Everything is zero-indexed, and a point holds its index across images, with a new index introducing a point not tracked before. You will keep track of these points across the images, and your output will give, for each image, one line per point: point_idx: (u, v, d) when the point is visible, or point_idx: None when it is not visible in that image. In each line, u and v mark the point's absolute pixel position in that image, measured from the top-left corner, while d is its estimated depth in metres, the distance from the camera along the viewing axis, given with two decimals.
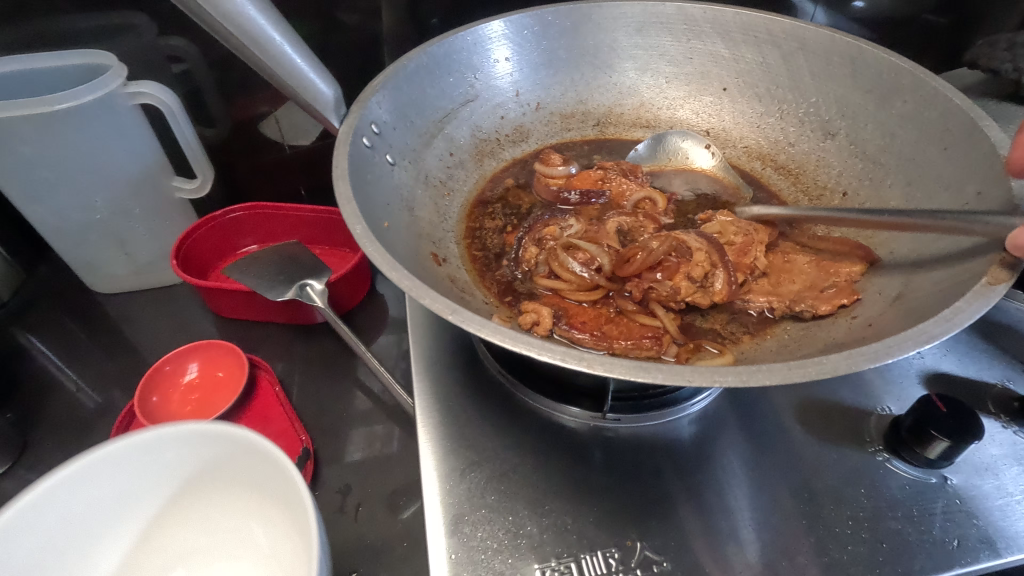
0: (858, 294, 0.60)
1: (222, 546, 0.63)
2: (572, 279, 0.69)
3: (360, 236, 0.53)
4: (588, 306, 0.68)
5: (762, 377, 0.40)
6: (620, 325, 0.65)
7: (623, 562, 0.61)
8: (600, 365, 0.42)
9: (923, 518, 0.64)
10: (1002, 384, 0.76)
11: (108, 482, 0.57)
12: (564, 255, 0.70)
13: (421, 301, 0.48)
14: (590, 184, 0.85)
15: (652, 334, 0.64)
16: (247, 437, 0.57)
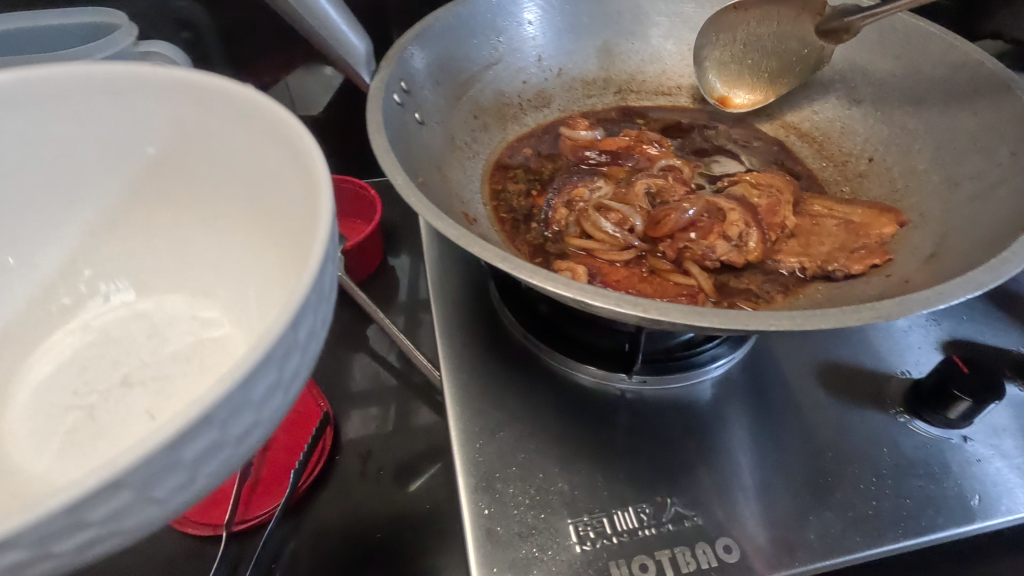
0: (890, 254, 0.61)
1: (212, 218, 0.52)
2: (606, 239, 0.69)
3: (402, 186, 0.53)
4: (620, 266, 0.68)
5: (814, 322, 0.41)
6: (653, 284, 0.65)
7: (654, 517, 0.62)
8: (655, 309, 0.42)
9: (945, 476, 0.66)
10: (1019, 350, 0.78)
11: (88, 114, 0.48)
12: (597, 216, 0.70)
13: (469, 248, 0.47)
14: (616, 148, 0.85)
15: (687, 294, 0.63)
16: (251, 109, 0.45)
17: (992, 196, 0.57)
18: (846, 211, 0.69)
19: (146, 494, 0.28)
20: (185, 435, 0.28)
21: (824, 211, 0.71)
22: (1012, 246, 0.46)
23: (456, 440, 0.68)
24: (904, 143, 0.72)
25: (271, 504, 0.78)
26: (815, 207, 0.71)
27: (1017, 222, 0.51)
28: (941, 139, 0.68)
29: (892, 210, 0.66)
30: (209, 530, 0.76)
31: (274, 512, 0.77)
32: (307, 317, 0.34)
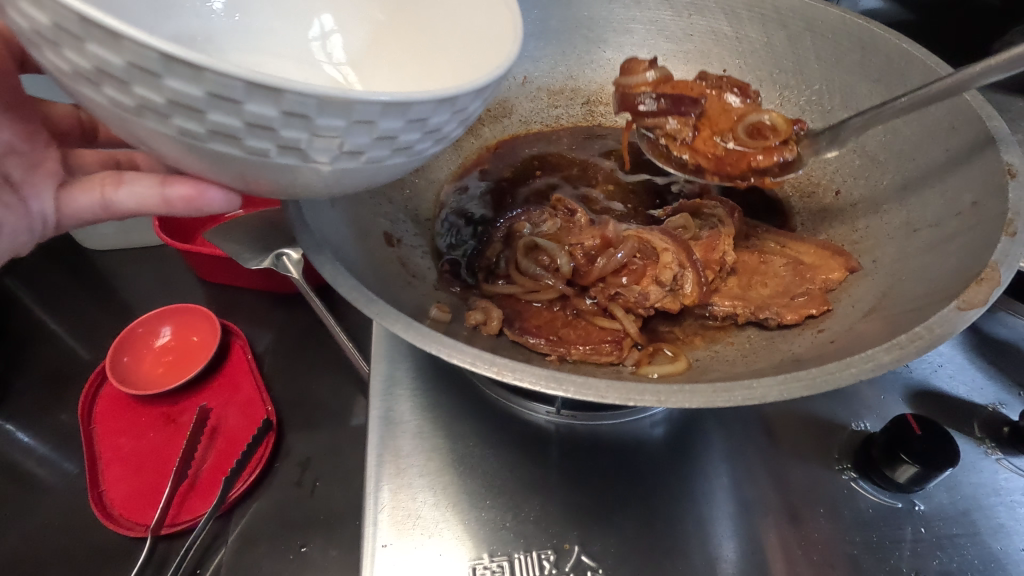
0: (829, 304, 0.60)
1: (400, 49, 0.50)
2: (530, 284, 0.68)
3: (300, 232, 0.54)
4: (544, 308, 0.67)
5: (682, 399, 0.40)
6: (577, 329, 0.65)
7: (556, 566, 0.60)
8: (509, 373, 0.42)
9: (882, 545, 0.61)
10: (994, 407, 0.71)
11: None
12: (526, 259, 0.70)
13: (351, 294, 0.48)
14: (685, 90, 0.78)
15: (611, 339, 0.63)
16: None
17: (947, 248, 0.56)
18: (798, 250, 0.68)
19: (351, 130, 0.34)
20: (400, 105, 0.32)
21: (777, 248, 0.70)
22: (932, 320, 0.45)
23: (373, 463, 0.66)
24: (873, 176, 0.72)
25: (200, 510, 0.79)
26: (769, 244, 0.71)
27: (962, 277, 0.50)
28: (910, 176, 0.67)
29: (844, 254, 0.65)
30: (141, 531, 0.79)
31: (200, 519, 0.78)
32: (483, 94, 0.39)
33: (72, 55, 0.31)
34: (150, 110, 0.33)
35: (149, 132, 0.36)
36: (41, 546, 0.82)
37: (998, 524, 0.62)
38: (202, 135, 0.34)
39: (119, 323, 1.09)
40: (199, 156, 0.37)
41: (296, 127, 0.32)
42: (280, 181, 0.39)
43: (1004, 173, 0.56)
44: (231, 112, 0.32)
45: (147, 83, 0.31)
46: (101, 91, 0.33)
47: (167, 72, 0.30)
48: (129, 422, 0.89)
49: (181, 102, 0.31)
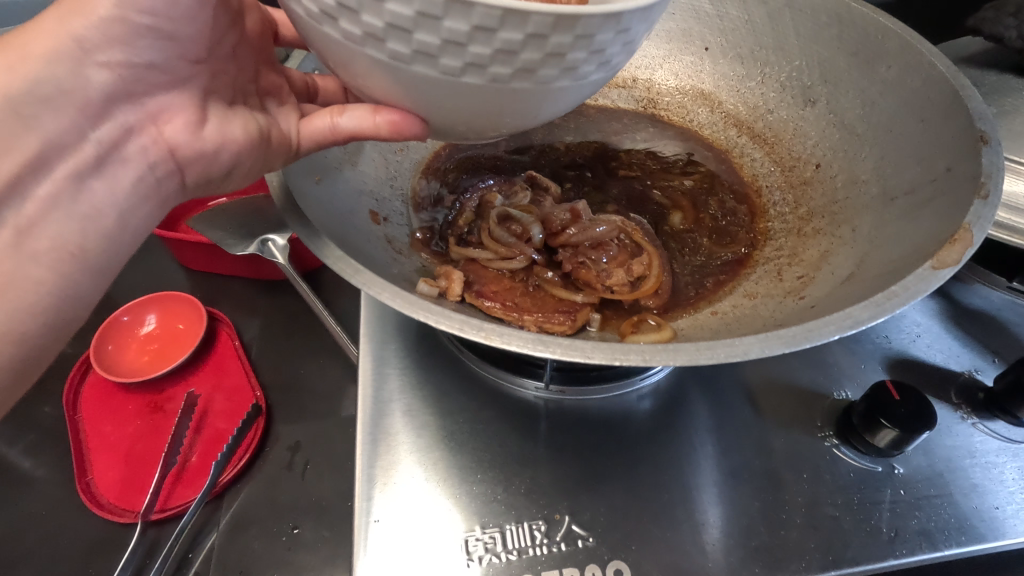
0: None
1: None
2: (498, 249, 0.71)
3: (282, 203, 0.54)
4: (506, 276, 0.68)
5: (666, 357, 0.41)
6: (535, 299, 0.66)
7: (547, 535, 0.61)
8: (497, 337, 0.43)
9: (864, 508, 0.62)
10: (970, 373, 0.73)
11: None
12: (498, 228, 0.72)
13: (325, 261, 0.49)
14: None
15: (565, 311, 0.64)
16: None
17: (921, 215, 0.57)
18: None
19: (527, 45, 0.35)
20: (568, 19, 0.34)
21: None
22: (907, 279, 0.46)
23: (364, 440, 0.66)
24: (852, 148, 0.74)
25: (190, 495, 0.79)
26: None
27: (936, 239, 0.51)
28: (886, 149, 0.68)
29: None
30: (129, 517, 0.78)
31: (190, 504, 0.78)
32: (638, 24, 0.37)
33: (346, 25, 0.37)
34: (402, 61, 0.38)
35: (382, 71, 0.40)
36: (24, 537, 0.81)
37: (974, 484, 0.64)
38: (457, 69, 0.38)
39: (100, 314, 1.07)
40: (395, 78, 0.40)
41: (534, 50, 0.36)
42: (463, 104, 0.42)
43: (976, 140, 0.57)
44: (486, 41, 0.35)
45: (428, 28, 0.34)
46: (385, 49, 0.37)
47: (449, 15, 0.33)
48: (115, 411, 0.89)
49: (453, 42, 0.35)
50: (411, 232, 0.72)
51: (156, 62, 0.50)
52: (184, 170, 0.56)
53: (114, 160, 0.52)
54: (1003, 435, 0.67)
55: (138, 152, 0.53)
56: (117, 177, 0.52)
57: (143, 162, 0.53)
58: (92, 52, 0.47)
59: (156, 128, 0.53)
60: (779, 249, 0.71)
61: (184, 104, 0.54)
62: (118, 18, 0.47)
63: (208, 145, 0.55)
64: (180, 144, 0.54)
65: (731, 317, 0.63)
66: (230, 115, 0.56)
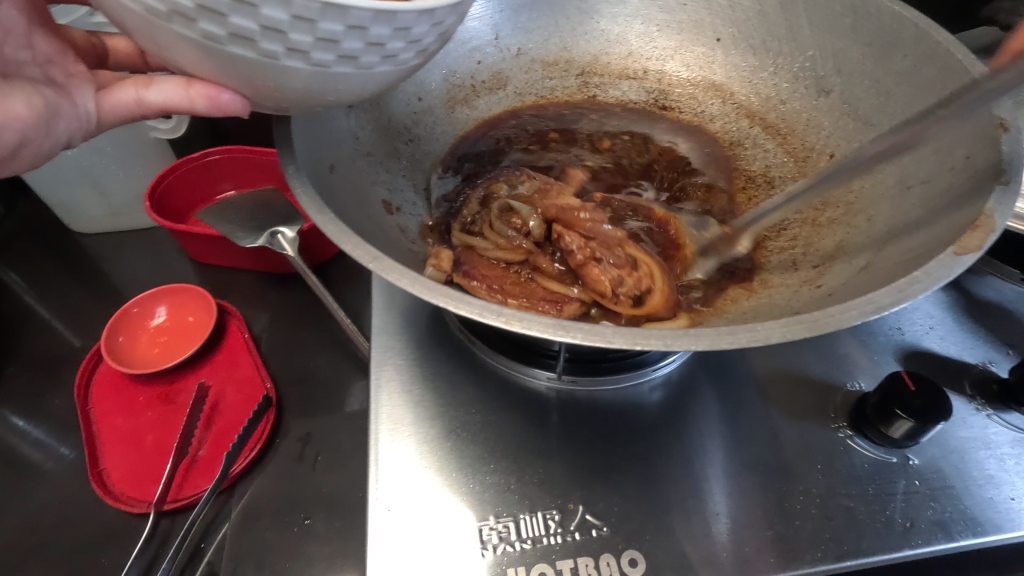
0: None
1: None
2: (498, 240, 0.71)
3: (299, 190, 0.53)
4: (502, 267, 0.69)
5: (688, 342, 0.41)
6: (527, 289, 0.67)
7: (561, 525, 0.61)
8: (517, 322, 0.42)
9: (878, 498, 0.62)
10: (984, 365, 0.72)
11: None
12: (501, 220, 0.72)
13: (342, 246, 0.49)
14: None
15: (555, 302, 0.65)
16: None
17: (941, 202, 0.57)
18: None
19: (346, 34, 0.41)
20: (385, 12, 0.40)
21: None
22: (929, 265, 0.46)
23: (375, 430, 0.67)
24: (867, 138, 0.74)
25: (202, 485, 0.80)
26: None
27: (956, 226, 0.51)
28: None
29: None
30: (142, 507, 0.79)
31: (202, 494, 0.78)
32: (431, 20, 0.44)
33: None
34: (215, 41, 0.41)
35: (201, 52, 0.43)
36: (38, 526, 0.82)
37: (988, 475, 0.63)
38: (277, 54, 0.41)
39: (110, 306, 1.07)
40: (213, 59, 0.43)
41: (354, 39, 0.41)
42: (287, 87, 0.46)
43: (995, 126, 0.57)
44: (306, 30, 0.40)
45: (244, 14, 0.38)
46: (196, 29, 0.40)
47: (266, 4, 0.37)
48: (126, 402, 0.89)
49: (271, 28, 0.39)
50: (423, 219, 0.73)
51: None
52: None
53: None
54: (1018, 427, 0.67)
55: None
56: None
57: None
58: None
59: None
60: (793, 239, 0.71)
61: None
62: None
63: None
64: None
65: (747, 306, 0.63)
66: (7, 88, 0.54)
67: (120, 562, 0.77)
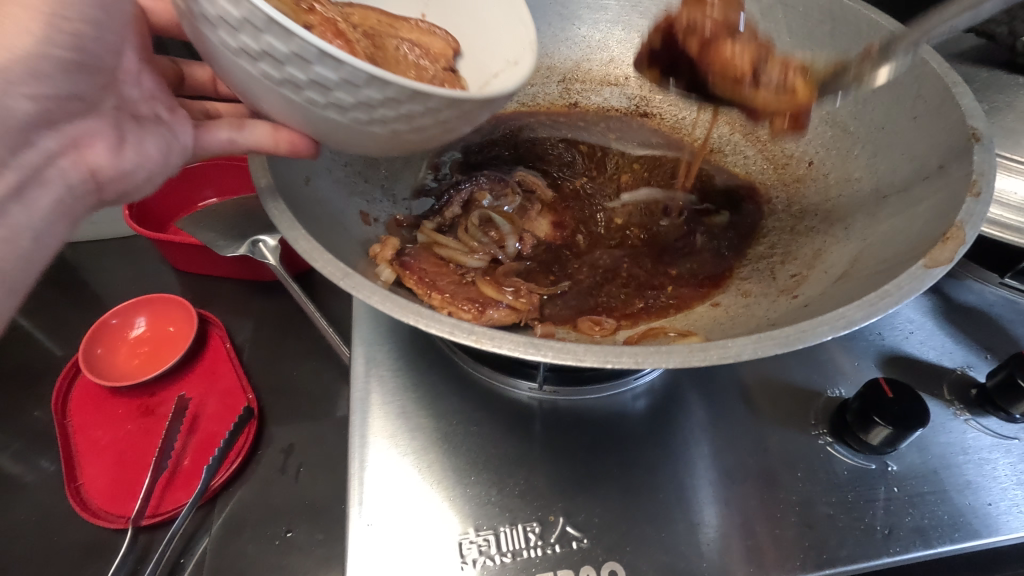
0: None
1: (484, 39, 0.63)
2: (463, 244, 0.72)
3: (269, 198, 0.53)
4: (450, 266, 0.69)
5: (659, 360, 0.41)
6: (462, 288, 0.66)
7: (542, 537, 0.60)
8: (488, 340, 0.42)
9: (858, 505, 0.62)
10: (963, 370, 0.73)
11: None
12: (475, 229, 0.74)
13: (313, 263, 0.48)
14: None
15: (479, 301, 0.64)
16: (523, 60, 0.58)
17: (915, 212, 0.57)
18: None
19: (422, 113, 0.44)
20: (460, 100, 0.44)
21: None
22: (900, 278, 0.46)
23: (354, 444, 0.66)
24: (845, 146, 0.74)
25: (182, 499, 0.79)
26: None
27: (928, 238, 0.51)
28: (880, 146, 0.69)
29: None
30: (121, 523, 0.77)
31: (182, 509, 0.77)
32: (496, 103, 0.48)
33: (265, 67, 0.40)
34: (314, 105, 0.43)
35: (293, 108, 0.44)
36: (14, 543, 0.80)
37: (967, 481, 0.64)
38: (364, 121, 0.44)
39: (90, 316, 1.06)
40: (299, 115, 0.45)
41: (427, 117, 0.45)
42: (356, 143, 0.48)
43: (968, 136, 0.57)
44: (393, 107, 0.43)
45: (346, 90, 0.40)
46: (302, 95, 0.42)
47: (367, 85, 0.40)
48: (105, 415, 0.88)
49: (364, 102, 0.42)
50: (391, 215, 0.73)
51: (79, 91, 0.48)
52: (100, 187, 0.54)
53: (34, 184, 0.48)
54: (996, 432, 0.67)
55: (58, 175, 0.50)
56: (35, 200, 0.49)
57: (62, 185, 0.50)
58: (15, 85, 0.43)
59: (76, 150, 0.50)
60: (772, 248, 0.72)
61: (104, 128, 0.52)
62: (38, 54, 0.43)
63: (128, 165, 0.54)
64: (102, 166, 0.52)
65: (727, 317, 0.64)
66: (136, 131, 0.54)
67: None
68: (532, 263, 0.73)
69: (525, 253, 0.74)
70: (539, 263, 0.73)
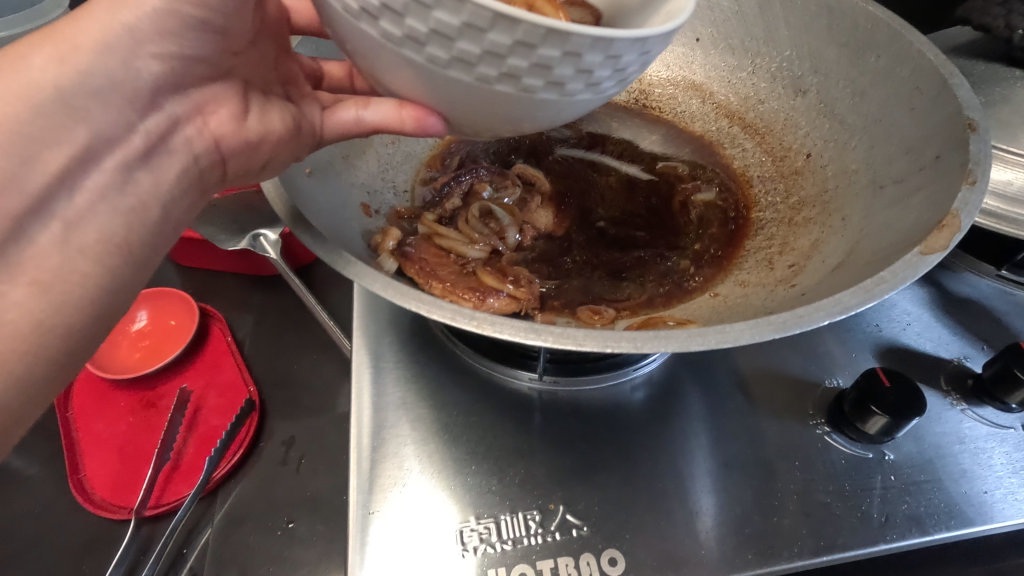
0: None
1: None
2: (464, 235, 0.72)
3: None
4: (451, 256, 0.70)
5: (657, 345, 0.41)
6: (463, 278, 0.67)
7: (542, 525, 0.61)
8: (489, 326, 0.43)
9: (855, 494, 0.63)
10: (959, 360, 0.73)
11: None
12: (475, 222, 0.74)
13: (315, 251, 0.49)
14: None
15: (480, 292, 0.65)
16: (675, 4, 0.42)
17: (911, 202, 0.58)
18: None
19: (565, 61, 0.35)
20: (610, 39, 0.34)
21: None
22: (897, 265, 0.47)
23: (356, 434, 0.66)
24: (842, 138, 0.74)
25: (184, 491, 0.79)
26: None
27: (924, 226, 0.51)
28: (876, 138, 0.69)
29: None
30: (124, 514, 0.78)
31: (184, 500, 0.78)
32: (657, 44, 0.37)
33: (386, 25, 0.35)
34: (437, 65, 0.37)
35: (415, 72, 0.39)
36: (17, 534, 0.81)
37: (962, 470, 0.64)
38: (494, 79, 0.36)
39: None
40: (421, 78, 0.39)
41: (569, 65, 0.35)
42: (487, 110, 0.41)
43: (964, 127, 0.58)
44: (525, 55, 0.34)
45: (471, 38, 0.33)
46: (423, 54, 0.36)
47: (494, 28, 0.32)
48: (107, 408, 0.88)
49: (494, 53, 0.34)
50: (392, 206, 0.74)
51: (205, 56, 0.49)
52: (224, 161, 0.53)
53: (161, 152, 0.49)
54: (992, 421, 0.68)
55: (183, 143, 0.50)
56: (162, 170, 0.49)
57: (187, 154, 0.50)
58: (145, 43, 0.45)
59: (201, 119, 0.51)
60: (770, 239, 0.72)
61: (227, 97, 0.52)
62: (168, 9, 0.45)
63: (251, 137, 0.53)
64: (225, 135, 0.52)
65: (725, 306, 0.64)
66: (262, 105, 0.54)
67: (100, 569, 0.77)
68: (533, 255, 0.74)
69: (526, 245, 0.75)
70: (540, 254, 0.74)
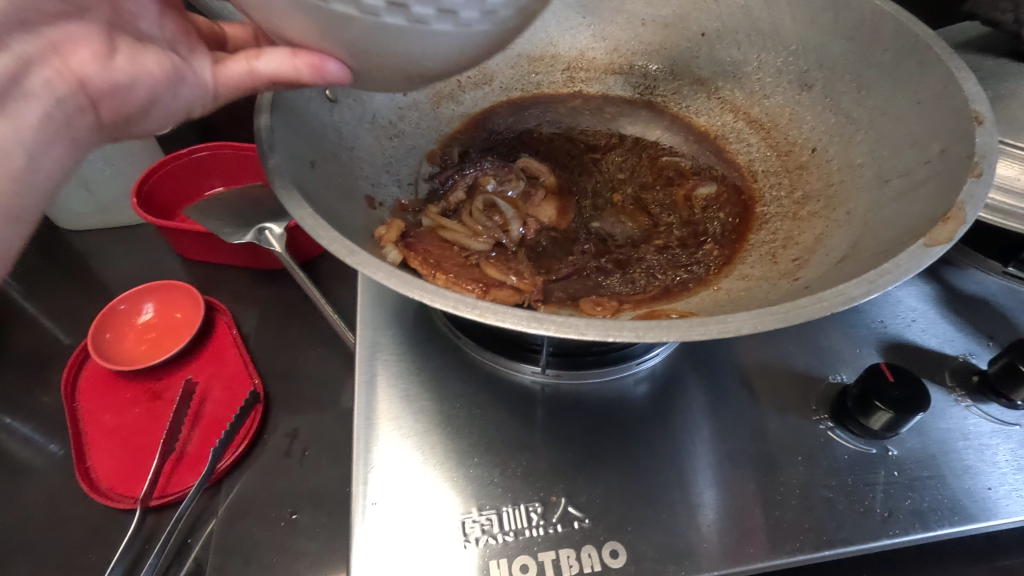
0: None
1: None
2: (468, 228, 0.72)
3: (273, 172, 0.54)
4: (454, 249, 0.70)
5: (659, 334, 0.41)
6: (466, 270, 0.67)
7: (543, 517, 0.61)
8: (491, 315, 0.43)
9: (858, 489, 0.63)
10: (964, 357, 0.73)
11: None
12: (478, 214, 0.74)
13: (319, 241, 0.49)
14: None
15: (483, 283, 0.65)
16: None
17: (916, 195, 0.57)
18: None
19: None
20: None
21: None
22: (901, 257, 0.47)
23: (359, 426, 0.67)
24: (847, 133, 0.74)
25: (189, 482, 0.80)
26: None
27: (930, 219, 0.51)
28: (881, 133, 0.69)
29: None
30: (129, 504, 0.79)
31: (189, 490, 0.79)
32: None
33: None
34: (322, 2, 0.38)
35: (306, 14, 0.40)
36: (24, 523, 0.81)
37: (966, 466, 0.64)
38: (379, 9, 0.39)
39: (97, 303, 1.07)
40: (316, 22, 0.41)
41: None
42: (382, 49, 0.43)
43: (971, 121, 0.57)
44: None
45: None
46: None
47: None
48: (113, 399, 0.89)
49: None
50: (396, 199, 0.74)
51: None
52: (93, 107, 0.46)
53: (13, 96, 0.42)
54: (996, 418, 0.68)
55: (42, 87, 0.43)
56: (20, 115, 0.43)
57: (49, 99, 0.44)
58: None
59: (60, 58, 0.43)
60: (773, 234, 0.72)
61: (91, 33, 0.44)
62: None
63: (121, 80, 0.46)
64: (89, 78, 0.44)
65: (728, 299, 0.64)
66: (136, 46, 0.47)
67: (106, 559, 0.77)
68: (537, 247, 0.74)
69: (530, 237, 0.75)
70: (545, 246, 0.74)
